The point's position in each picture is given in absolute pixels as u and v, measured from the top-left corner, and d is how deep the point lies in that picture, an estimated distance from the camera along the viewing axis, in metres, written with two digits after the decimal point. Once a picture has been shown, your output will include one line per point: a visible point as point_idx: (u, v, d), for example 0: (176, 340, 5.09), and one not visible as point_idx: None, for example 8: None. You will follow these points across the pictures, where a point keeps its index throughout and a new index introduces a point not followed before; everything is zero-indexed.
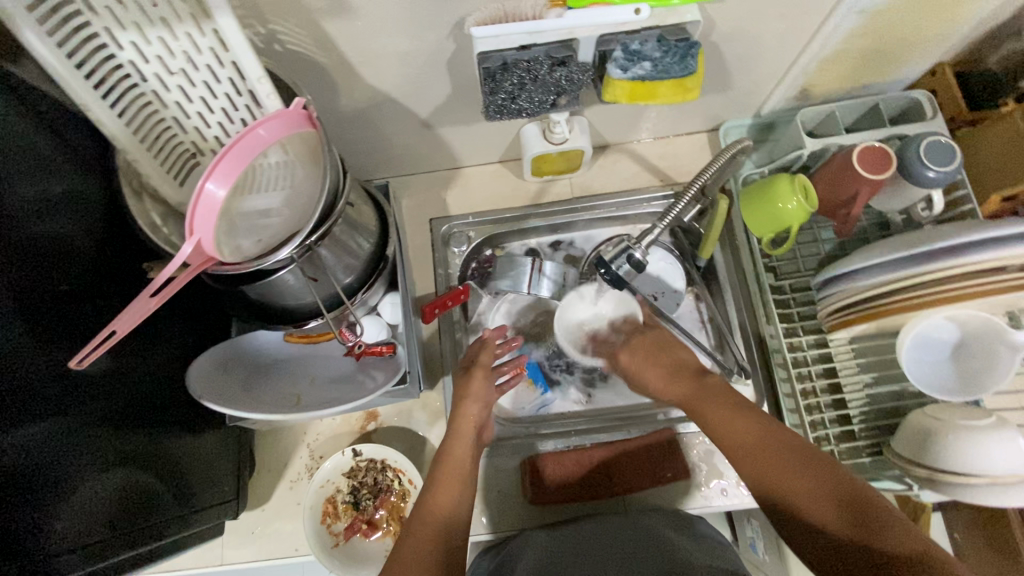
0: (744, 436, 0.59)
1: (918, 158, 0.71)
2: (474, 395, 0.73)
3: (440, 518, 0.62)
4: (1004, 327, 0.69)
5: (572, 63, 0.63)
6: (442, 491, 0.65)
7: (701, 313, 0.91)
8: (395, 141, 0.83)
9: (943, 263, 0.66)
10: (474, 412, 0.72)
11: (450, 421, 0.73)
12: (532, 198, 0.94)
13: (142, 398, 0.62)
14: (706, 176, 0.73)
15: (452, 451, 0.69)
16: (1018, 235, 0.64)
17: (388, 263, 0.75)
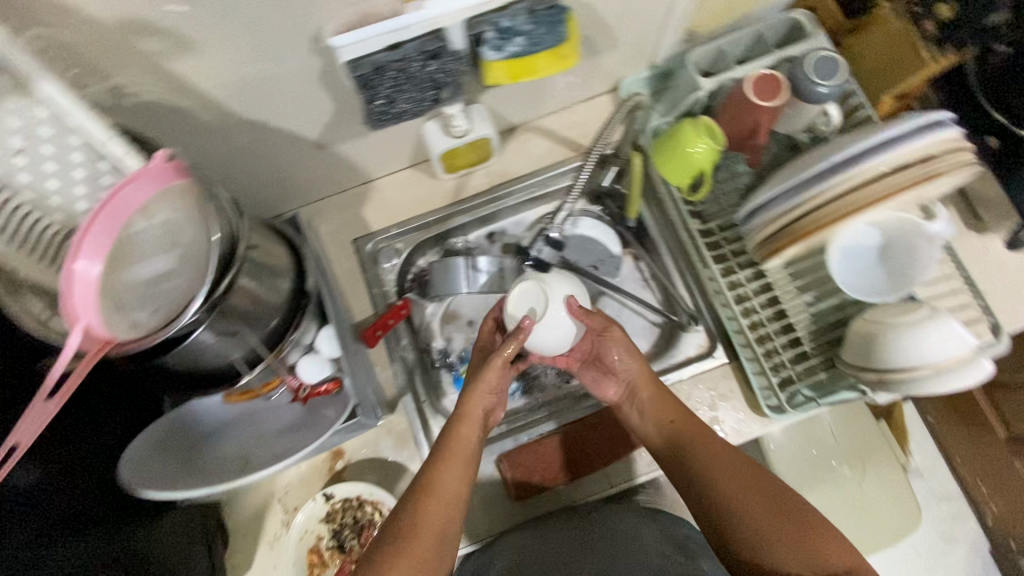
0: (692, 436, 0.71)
1: (806, 77, 0.72)
2: (487, 381, 0.70)
3: (442, 504, 0.64)
4: (919, 222, 0.72)
5: (445, 54, 0.60)
6: (445, 473, 0.65)
7: (642, 272, 0.93)
8: (293, 170, 0.78)
9: (847, 172, 0.68)
10: (485, 398, 0.71)
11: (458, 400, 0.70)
12: (452, 195, 0.91)
13: (61, 506, 0.56)
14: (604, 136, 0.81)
15: (460, 433, 0.69)
16: (904, 134, 0.66)
17: (311, 297, 0.71)
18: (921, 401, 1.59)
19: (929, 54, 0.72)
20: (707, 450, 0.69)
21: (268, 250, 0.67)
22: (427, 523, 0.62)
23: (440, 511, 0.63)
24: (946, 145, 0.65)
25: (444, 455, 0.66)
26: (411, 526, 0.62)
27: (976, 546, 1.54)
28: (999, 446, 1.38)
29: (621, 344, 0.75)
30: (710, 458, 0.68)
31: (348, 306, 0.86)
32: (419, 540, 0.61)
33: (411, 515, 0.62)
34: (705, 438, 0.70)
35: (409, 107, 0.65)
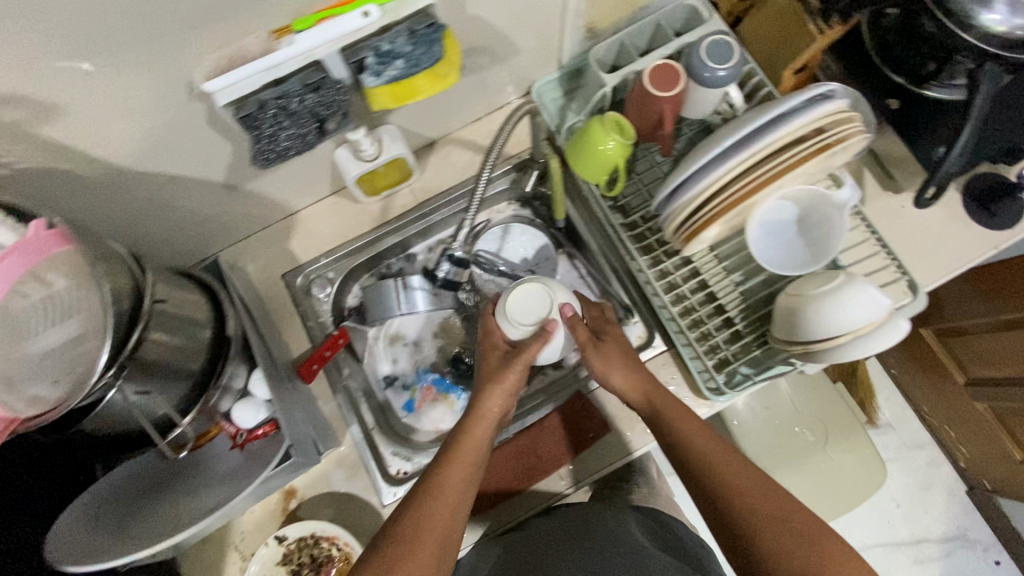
0: (710, 455, 0.66)
1: (700, 62, 0.73)
2: (504, 382, 0.70)
3: (446, 507, 0.62)
4: (828, 193, 0.74)
5: (329, 85, 0.60)
6: (452, 475, 0.64)
7: (579, 271, 0.94)
8: (206, 215, 0.77)
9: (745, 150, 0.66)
10: (500, 403, 0.70)
11: (472, 401, 0.70)
12: (378, 217, 0.91)
13: None
14: (497, 149, 0.78)
15: (470, 435, 0.67)
16: (791, 109, 0.66)
17: (234, 341, 0.71)
18: (884, 355, 1.63)
19: (816, 27, 0.72)
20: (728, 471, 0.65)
21: (180, 301, 0.66)
22: (429, 529, 0.60)
23: (444, 516, 0.61)
24: (832, 115, 0.66)
25: (454, 456, 0.65)
26: (412, 531, 0.60)
27: (952, 490, 1.58)
28: (959, 390, 1.42)
29: (600, 362, 0.75)
30: (730, 477, 0.64)
31: (284, 342, 0.85)
32: (421, 549, 0.59)
33: (415, 516, 0.61)
34: (728, 456, 0.66)
35: (303, 141, 0.65)
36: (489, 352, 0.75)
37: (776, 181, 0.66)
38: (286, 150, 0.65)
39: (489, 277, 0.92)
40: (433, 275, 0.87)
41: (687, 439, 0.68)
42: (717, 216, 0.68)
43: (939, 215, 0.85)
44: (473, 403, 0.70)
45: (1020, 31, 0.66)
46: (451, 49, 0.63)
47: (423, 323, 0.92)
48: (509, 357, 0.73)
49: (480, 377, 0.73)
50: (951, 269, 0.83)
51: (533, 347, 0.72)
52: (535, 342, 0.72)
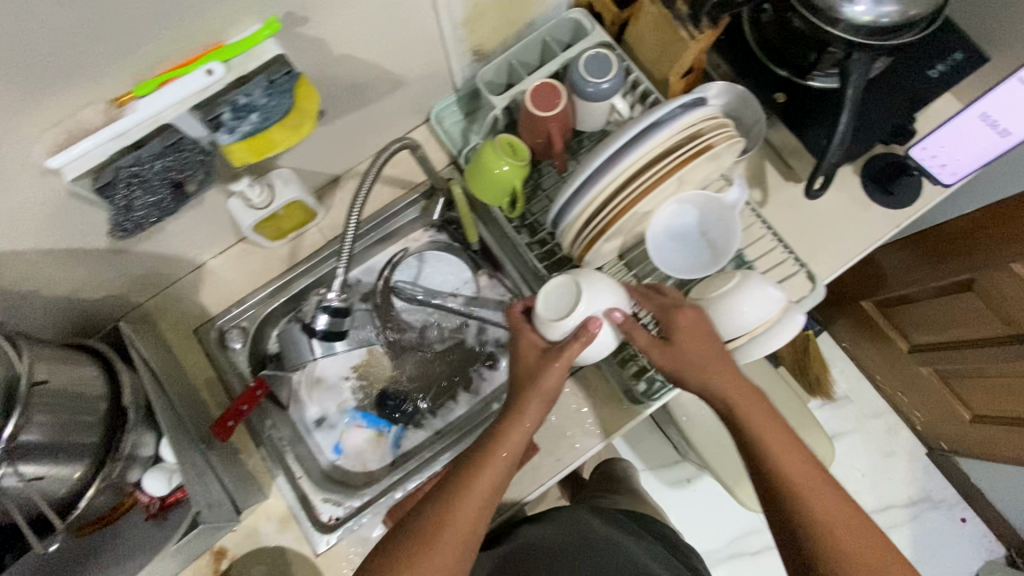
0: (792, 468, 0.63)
1: (580, 78, 0.74)
2: (542, 387, 0.67)
3: (472, 508, 0.63)
4: (717, 195, 0.74)
5: (187, 143, 0.58)
6: (481, 482, 0.64)
7: (500, 290, 0.93)
8: (97, 284, 0.75)
9: (620, 165, 0.66)
10: (537, 410, 0.68)
11: (510, 400, 0.69)
12: (288, 259, 0.89)
13: None
14: (363, 197, 0.75)
15: (504, 442, 0.66)
16: (658, 120, 0.67)
17: (132, 410, 0.69)
18: (835, 330, 1.65)
19: (687, 33, 0.72)
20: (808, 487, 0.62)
21: (72, 378, 0.64)
22: (451, 533, 0.62)
23: (467, 523, 0.63)
24: (702, 122, 0.67)
25: (483, 467, 0.64)
26: (433, 533, 0.62)
27: (913, 453, 1.61)
28: (905, 358, 1.44)
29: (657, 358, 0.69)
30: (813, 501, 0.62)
31: (199, 399, 0.83)
32: (437, 550, 0.61)
33: (438, 514, 0.63)
34: (812, 473, 0.63)
35: (166, 206, 0.63)
36: (526, 350, 0.70)
37: (663, 184, 0.66)
38: (150, 215, 0.62)
39: (408, 306, 0.92)
40: (313, 329, 0.82)
41: (770, 448, 0.64)
42: (607, 225, 0.68)
43: (840, 200, 0.86)
44: (511, 400, 0.69)
45: (885, 19, 0.68)
46: (302, 98, 0.62)
47: (346, 361, 0.91)
48: (547, 357, 0.68)
49: (518, 375, 0.70)
50: (855, 253, 0.84)
51: (572, 348, 0.66)
52: (573, 346, 0.66)
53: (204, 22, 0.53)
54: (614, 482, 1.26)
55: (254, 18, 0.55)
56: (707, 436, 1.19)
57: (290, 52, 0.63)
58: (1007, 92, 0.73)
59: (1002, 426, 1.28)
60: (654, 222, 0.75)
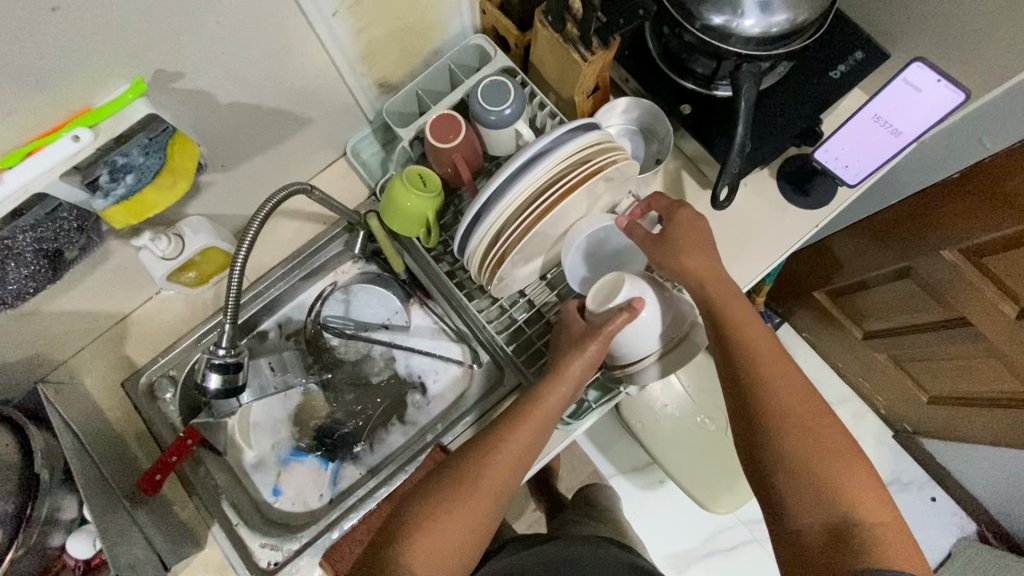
0: (750, 336, 0.67)
1: (480, 106, 0.74)
2: (584, 355, 0.67)
3: (511, 461, 0.67)
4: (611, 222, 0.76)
5: (65, 209, 0.58)
6: (522, 432, 0.67)
7: (432, 316, 0.93)
8: (11, 348, 0.74)
9: (508, 199, 0.66)
10: (580, 369, 0.67)
11: (555, 363, 0.68)
12: (214, 304, 0.89)
13: None
14: (250, 245, 0.67)
15: (547, 398, 0.67)
16: (540, 151, 0.67)
17: (45, 474, 0.68)
18: (795, 321, 1.65)
19: (580, 55, 0.73)
20: (776, 371, 0.66)
21: None
22: (491, 483, 0.66)
23: (503, 472, 0.67)
24: (591, 147, 0.67)
25: (522, 422, 0.67)
26: (472, 481, 0.66)
27: (879, 436, 1.63)
28: (861, 345, 1.46)
29: (669, 254, 0.70)
30: (760, 357, 0.66)
31: (129, 453, 0.82)
32: (474, 495, 0.65)
33: (476, 468, 0.67)
34: (766, 345, 0.67)
35: (43, 275, 0.63)
36: (571, 324, 0.71)
37: (559, 206, 0.67)
38: (26, 287, 0.62)
39: (340, 340, 0.92)
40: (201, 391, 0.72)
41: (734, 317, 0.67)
42: (508, 251, 0.68)
43: (758, 204, 0.86)
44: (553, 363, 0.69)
45: (777, 29, 0.68)
46: (176, 155, 0.63)
47: (281, 403, 0.91)
48: (591, 329, 0.69)
49: (561, 345, 0.71)
50: (776, 256, 0.84)
51: (617, 319, 0.66)
52: (618, 318, 0.66)
53: (68, 91, 0.53)
54: (593, 508, 1.25)
55: (121, 79, 0.55)
56: (662, 441, 1.19)
57: (172, 107, 0.62)
58: (893, 92, 0.74)
59: (959, 407, 1.28)
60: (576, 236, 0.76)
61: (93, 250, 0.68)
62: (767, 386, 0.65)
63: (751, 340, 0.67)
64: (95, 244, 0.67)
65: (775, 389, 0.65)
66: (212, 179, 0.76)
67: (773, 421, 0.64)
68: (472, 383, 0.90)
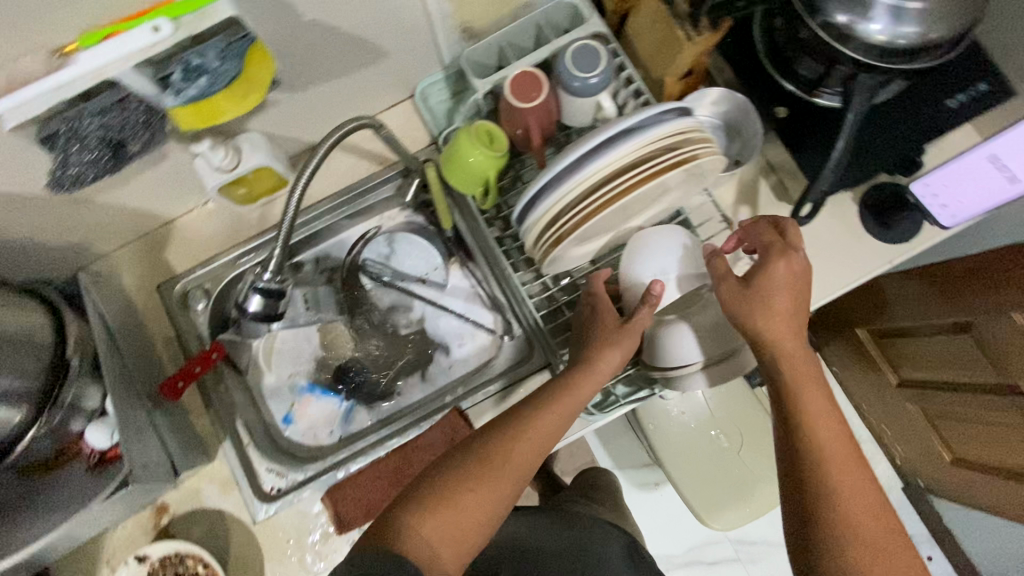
0: (813, 403, 0.64)
1: (567, 70, 0.69)
2: (623, 344, 0.68)
3: (534, 448, 0.65)
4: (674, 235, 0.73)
5: (134, 99, 0.56)
6: (545, 417, 0.66)
7: (470, 279, 0.91)
8: (59, 231, 0.74)
9: (579, 176, 0.63)
10: (615, 360, 0.68)
11: (585, 355, 0.69)
12: (258, 224, 0.88)
13: None
14: (310, 174, 0.66)
15: (578, 390, 0.67)
16: (620, 133, 0.63)
17: (75, 364, 0.69)
18: (827, 353, 1.59)
19: (685, 34, 0.67)
20: (839, 448, 0.62)
21: None
22: (513, 467, 0.63)
23: (526, 457, 0.65)
24: (670, 137, 0.63)
25: (548, 407, 0.66)
26: (493, 458, 0.63)
27: (889, 485, 1.58)
28: (893, 391, 1.40)
29: (746, 302, 0.65)
30: (822, 431, 0.63)
31: (156, 355, 0.83)
32: (492, 473, 0.63)
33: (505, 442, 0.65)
34: (831, 418, 0.64)
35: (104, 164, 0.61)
36: (604, 313, 0.71)
37: (630, 195, 0.63)
38: (85, 173, 0.61)
39: (377, 285, 0.92)
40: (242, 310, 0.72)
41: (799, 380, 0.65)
42: (567, 234, 0.66)
43: (834, 227, 0.81)
44: (583, 355, 0.70)
45: (902, 41, 0.61)
46: (252, 64, 0.61)
47: (308, 336, 0.91)
48: (623, 323, 0.70)
49: (591, 334, 0.71)
50: (841, 285, 0.79)
51: (641, 313, 0.69)
52: (641, 312, 0.69)
53: None
54: (592, 490, 1.25)
55: None
56: (673, 447, 1.17)
57: (253, 13, 0.59)
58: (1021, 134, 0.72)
59: (981, 473, 1.23)
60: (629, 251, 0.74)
61: (156, 147, 0.66)
62: (826, 474, 0.61)
63: (815, 406, 0.64)
64: (157, 142, 0.65)
65: (832, 468, 0.61)
66: (279, 98, 0.73)
67: (823, 505, 0.61)
68: (499, 353, 0.88)
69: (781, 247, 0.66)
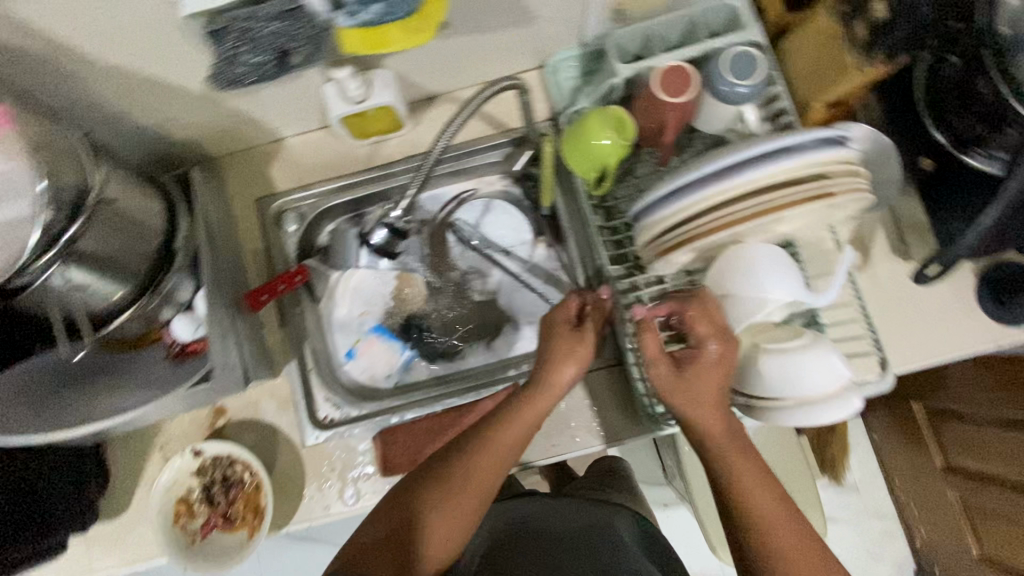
0: (755, 487, 0.62)
1: (720, 73, 0.67)
2: (574, 354, 0.69)
3: (500, 457, 0.66)
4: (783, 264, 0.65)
5: (302, 13, 0.56)
6: (510, 433, 0.66)
7: (555, 261, 0.91)
8: (185, 124, 0.76)
9: (714, 188, 0.62)
10: (571, 372, 0.69)
11: (541, 373, 0.69)
12: (362, 161, 0.88)
13: None
14: (455, 127, 0.74)
15: (534, 401, 0.68)
16: (768, 153, 0.61)
17: (182, 253, 0.72)
18: (870, 419, 1.54)
19: (856, 63, 0.66)
20: (789, 534, 0.60)
21: (135, 206, 0.66)
22: (478, 482, 0.64)
23: (493, 471, 0.65)
24: (816, 170, 0.61)
25: (510, 419, 0.67)
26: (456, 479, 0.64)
27: (901, 566, 1.53)
28: (934, 474, 1.35)
29: (679, 380, 0.64)
30: (770, 515, 0.61)
31: (244, 264, 0.85)
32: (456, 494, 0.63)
33: (473, 450, 0.65)
34: (776, 500, 0.62)
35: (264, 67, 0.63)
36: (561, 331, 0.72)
37: (760, 219, 0.61)
38: (248, 75, 0.64)
39: (462, 247, 0.92)
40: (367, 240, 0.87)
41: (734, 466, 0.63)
42: (685, 243, 0.65)
43: (946, 296, 0.77)
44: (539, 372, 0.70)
45: None
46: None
47: (383, 280, 0.92)
48: (578, 338, 0.71)
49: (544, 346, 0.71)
50: (941, 357, 0.76)
51: (591, 316, 0.74)
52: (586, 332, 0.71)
53: None
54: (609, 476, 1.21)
55: None
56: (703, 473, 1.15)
57: None
58: None
59: None
60: (714, 278, 0.66)
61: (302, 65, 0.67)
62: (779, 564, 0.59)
63: (755, 492, 0.62)
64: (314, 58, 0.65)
65: (785, 557, 0.59)
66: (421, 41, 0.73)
67: None
68: None
69: (716, 331, 0.64)
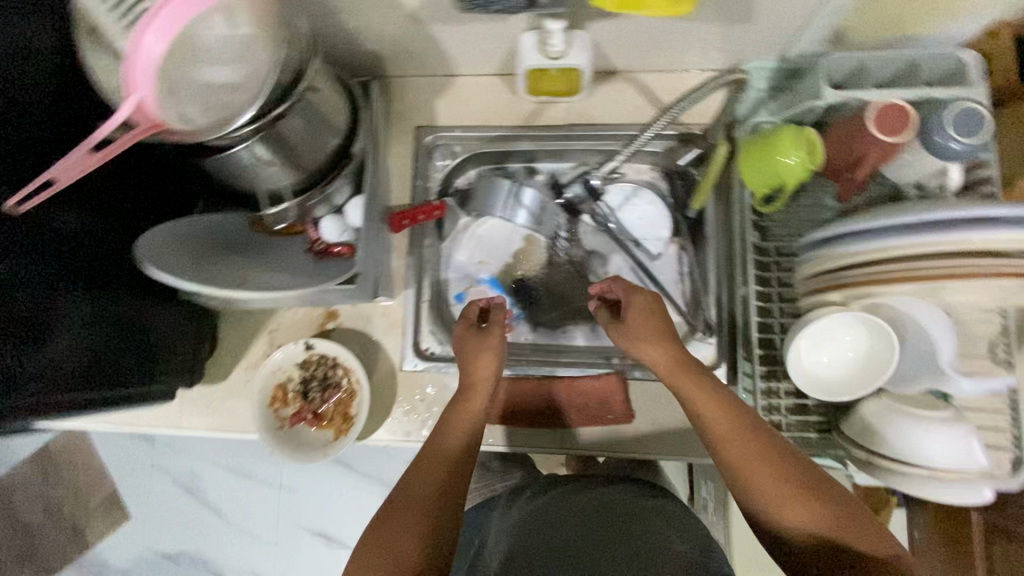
0: (747, 464, 0.58)
1: (940, 124, 0.64)
2: (489, 344, 0.71)
3: (465, 416, 0.67)
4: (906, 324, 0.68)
5: None
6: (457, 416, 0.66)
7: (681, 265, 0.89)
8: (382, 38, 0.78)
9: (936, 236, 0.57)
10: (490, 365, 0.69)
11: (465, 364, 0.70)
12: (525, 118, 0.89)
13: (102, 252, 0.64)
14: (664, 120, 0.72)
15: (473, 372, 0.69)
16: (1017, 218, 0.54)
17: (353, 160, 0.74)
18: None
19: None
20: (793, 495, 0.55)
21: (329, 102, 0.68)
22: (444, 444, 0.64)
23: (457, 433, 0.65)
24: None
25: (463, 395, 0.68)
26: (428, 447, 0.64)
27: None
28: None
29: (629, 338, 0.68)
30: (771, 484, 0.56)
31: (389, 184, 0.88)
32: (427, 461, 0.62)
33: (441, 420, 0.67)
34: (775, 465, 0.57)
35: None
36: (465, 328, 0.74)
37: (973, 279, 0.56)
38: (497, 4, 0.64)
39: (594, 227, 0.91)
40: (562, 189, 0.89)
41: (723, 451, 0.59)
42: (873, 284, 0.62)
43: None
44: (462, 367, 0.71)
45: None
46: None
47: (509, 236, 0.92)
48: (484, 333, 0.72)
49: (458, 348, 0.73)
50: None
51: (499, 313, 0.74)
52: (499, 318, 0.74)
53: None
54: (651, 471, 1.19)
55: None
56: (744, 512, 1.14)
57: None
58: None
59: None
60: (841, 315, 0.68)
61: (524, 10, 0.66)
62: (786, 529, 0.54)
63: (747, 469, 0.57)
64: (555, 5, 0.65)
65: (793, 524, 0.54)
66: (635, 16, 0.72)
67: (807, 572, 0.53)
68: None
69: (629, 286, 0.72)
